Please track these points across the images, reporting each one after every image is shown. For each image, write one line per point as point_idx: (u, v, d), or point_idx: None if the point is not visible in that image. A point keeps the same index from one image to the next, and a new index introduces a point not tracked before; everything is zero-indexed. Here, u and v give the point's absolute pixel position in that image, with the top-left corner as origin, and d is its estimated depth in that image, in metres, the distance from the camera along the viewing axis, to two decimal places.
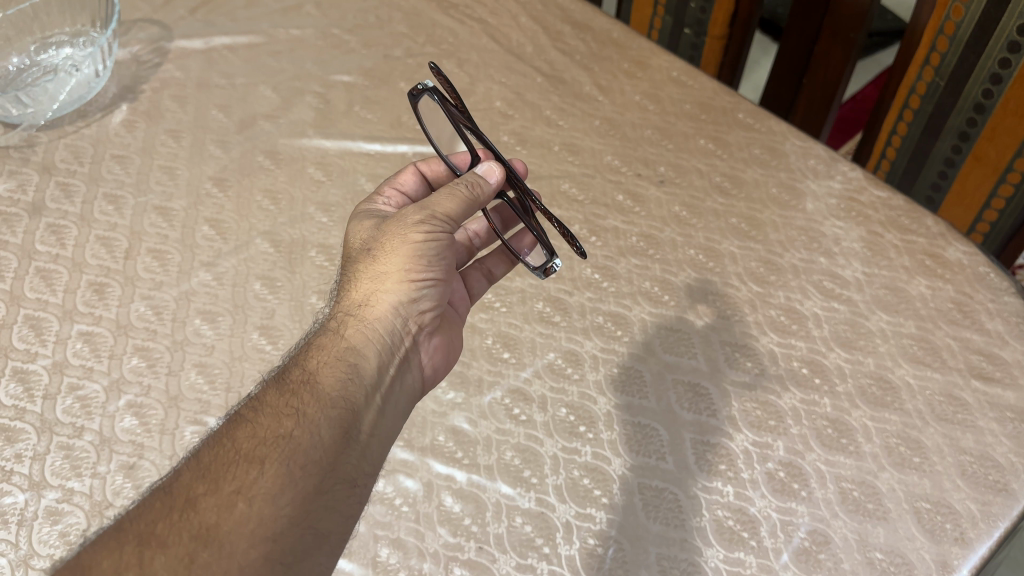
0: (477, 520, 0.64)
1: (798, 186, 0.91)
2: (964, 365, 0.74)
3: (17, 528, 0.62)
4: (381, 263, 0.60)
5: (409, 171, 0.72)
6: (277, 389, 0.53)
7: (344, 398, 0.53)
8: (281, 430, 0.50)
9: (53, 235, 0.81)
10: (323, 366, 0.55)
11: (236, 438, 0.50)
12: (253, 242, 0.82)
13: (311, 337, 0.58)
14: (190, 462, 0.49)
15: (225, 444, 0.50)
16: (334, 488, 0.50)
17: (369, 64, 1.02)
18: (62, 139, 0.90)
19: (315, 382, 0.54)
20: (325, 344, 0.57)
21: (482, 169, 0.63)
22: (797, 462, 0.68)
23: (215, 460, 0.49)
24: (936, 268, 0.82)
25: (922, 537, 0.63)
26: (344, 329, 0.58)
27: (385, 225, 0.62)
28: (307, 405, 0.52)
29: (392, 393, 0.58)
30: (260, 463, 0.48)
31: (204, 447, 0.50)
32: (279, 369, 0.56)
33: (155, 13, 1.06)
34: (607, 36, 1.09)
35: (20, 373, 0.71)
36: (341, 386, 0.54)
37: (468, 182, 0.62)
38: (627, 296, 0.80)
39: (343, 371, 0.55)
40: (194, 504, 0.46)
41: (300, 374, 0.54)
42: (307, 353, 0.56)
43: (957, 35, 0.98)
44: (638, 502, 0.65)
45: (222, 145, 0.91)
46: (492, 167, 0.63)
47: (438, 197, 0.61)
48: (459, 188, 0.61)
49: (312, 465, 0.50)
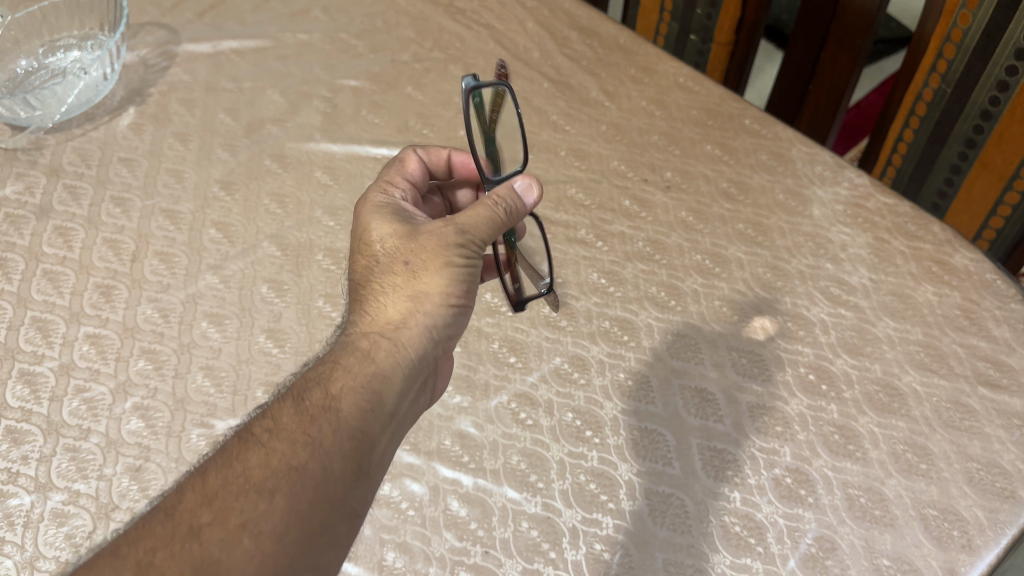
0: (484, 524, 0.64)
1: (804, 192, 0.91)
2: (970, 372, 0.74)
3: (23, 530, 0.62)
4: (420, 282, 0.57)
5: (416, 158, 0.69)
6: (296, 410, 0.51)
7: (362, 430, 0.51)
8: (297, 460, 0.49)
9: (60, 238, 0.81)
10: (346, 391, 0.52)
11: (249, 462, 0.48)
12: (260, 246, 0.82)
13: (336, 354, 0.55)
14: (197, 484, 0.48)
15: (238, 469, 0.48)
16: (337, 522, 0.49)
17: (376, 68, 1.02)
18: (70, 142, 0.91)
19: (336, 408, 0.51)
20: (351, 366, 0.54)
21: (519, 184, 0.59)
22: (803, 468, 0.68)
23: (226, 488, 0.47)
24: (943, 274, 0.82)
25: (929, 543, 0.63)
26: (373, 351, 0.55)
27: (419, 237, 0.58)
28: (324, 436, 0.50)
29: (406, 419, 0.56)
30: (268, 495, 0.47)
31: (214, 466, 0.49)
32: (298, 384, 0.53)
33: (163, 17, 1.06)
34: (613, 42, 1.09)
35: (27, 375, 0.71)
36: (361, 415, 0.52)
37: (509, 205, 0.58)
38: (633, 301, 0.80)
39: (366, 399, 0.53)
40: (199, 535, 0.45)
41: (321, 397, 0.52)
42: (328, 370, 0.54)
43: (964, 42, 0.98)
44: (645, 507, 0.65)
45: (229, 148, 0.92)
46: (532, 185, 0.60)
47: (477, 217, 0.58)
48: (498, 212, 0.58)
49: (323, 502, 0.48)
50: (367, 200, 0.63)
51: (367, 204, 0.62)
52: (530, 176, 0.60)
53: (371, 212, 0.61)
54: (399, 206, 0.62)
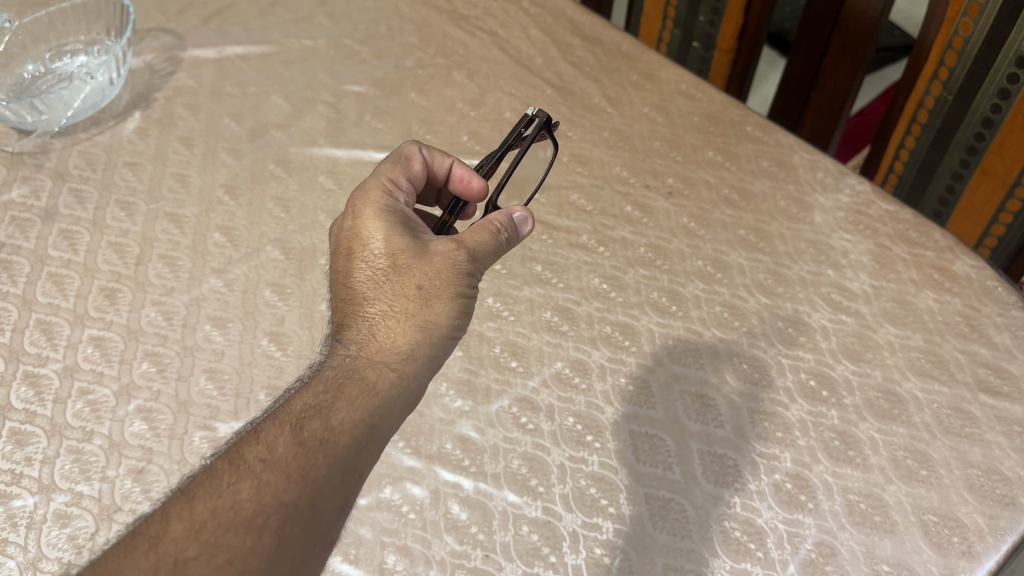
0: (484, 528, 0.64)
1: (806, 199, 0.91)
2: (971, 379, 0.74)
3: (26, 531, 0.63)
4: (430, 311, 0.56)
5: (419, 162, 0.67)
6: (292, 438, 0.50)
7: (353, 465, 0.51)
8: (291, 496, 0.48)
9: (65, 241, 0.82)
10: (344, 423, 0.51)
11: (241, 493, 0.48)
12: (264, 250, 0.82)
13: (337, 377, 0.54)
14: (184, 512, 0.47)
15: (229, 500, 0.48)
16: (320, 558, 0.49)
17: (380, 74, 1.03)
18: (75, 146, 0.91)
19: (333, 442, 0.51)
20: (352, 393, 0.53)
21: (516, 214, 0.62)
22: (803, 473, 0.68)
23: (216, 520, 0.47)
24: (943, 281, 0.82)
25: (929, 550, 0.63)
26: (376, 378, 0.54)
27: (432, 259, 0.57)
28: (319, 473, 0.49)
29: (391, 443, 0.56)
30: (257, 533, 0.47)
31: (202, 494, 0.48)
32: (294, 406, 0.52)
33: (169, 22, 1.07)
34: (616, 49, 1.09)
35: (31, 377, 0.71)
36: (356, 449, 0.51)
37: (509, 234, 0.61)
38: (635, 306, 0.80)
39: (363, 432, 0.52)
40: (184, 569, 0.45)
41: (319, 427, 0.51)
42: (326, 395, 0.53)
43: (965, 50, 0.99)
44: (645, 511, 0.65)
45: (234, 153, 0.92)
46: (529, 216, 0.62)
47: (483, 244, 0.59)
48: (501, 239, 0.61)
49: (313, 539, 0.48)
50: (375, 204, 0.61)
51: (377, 209, 0.61)
52: (526, 208, 0.63)
53: (381, 221, 0.60)
54: (406, 218, 0.61)
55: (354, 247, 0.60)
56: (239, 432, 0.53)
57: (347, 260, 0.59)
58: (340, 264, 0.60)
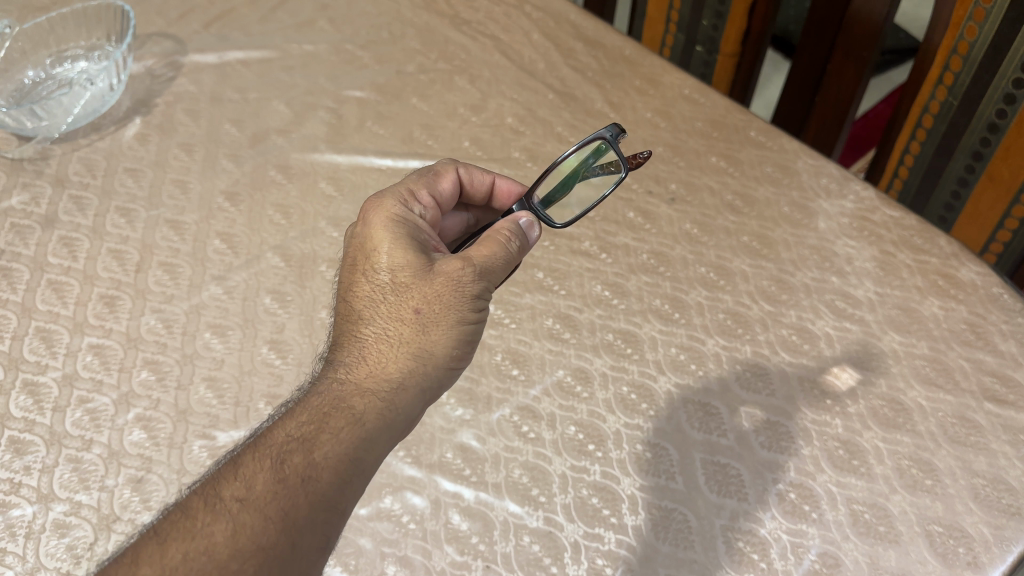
0: (485, 538, 0.64)
1: (809, 205, 0.90)
2: (976, 388, 0.73)
3: (25, 541, 0.62)
4: (427, 338, 0.55)
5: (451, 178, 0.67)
6: (273, 474, 0.50)
7: (335, 502, 0.51)
8: (268, 538, 0.48)
9: (65, 248, 0.81)
10: (328, 458, 0.51)
11: (216, 534, 0.48)
12: (264, 257, 0.82)
13: (325, 406, 0.53)
14: (156, 554, 0.47)
15: (202, 543, 0.47)
16: None
17: (381, 79, 1.02)
18: (75, 152, 0.91)
19: (316, 479, 0.50)
20: (339, 426, 0.52)
21: (524, 222, 0.61)
22: (807, 483, 0.67)
23: (188, 565, 0.46)
24: (948, 288, 0.82)
25: (934, 560, 0.63)
26: (364, 409, 0.53)
27: (434, 281, 0.56)
28: (298, 513, 0.49)
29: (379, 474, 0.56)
30: None
31: (176, 535, 0.48)
32: (279, 438, 0.52)
33: (170, 27, 1.07)
34: (618, 53, 1.09)
35: (30, 385, 0.71)
36: (339, 487, 0.51)
37: (520, 244, 0.61)
38: (637, 314, 0.79)
39: (347, 468, 0.52)
40: None
41: (302, 462, 0.51)
42: (312, 426, 0.52)
43: (971, 55, 0.98)
44: (646, 522, 0.65)
45: (234, 159, 0.92)
46: (537, 227, 0.62)
47: (490, 260, 0.58)
48: (513, 251, 0.59)
49: None
50: (385, 215, 0.60)
51: (386, 220, 0.60)
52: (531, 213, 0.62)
53: (387, 235, 0.59)
54: (415, 234, 0.60)
55: (358, 260, 0.59)
56: (220, 461, 0.52)
57: (350, 275, 0.59)
58: (345, 276, 0.60)
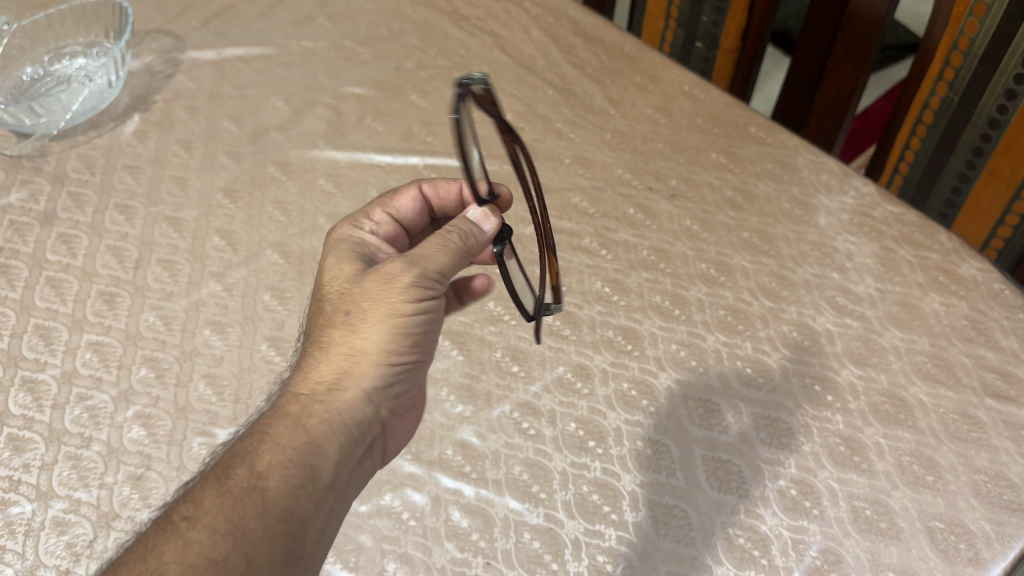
0: (485, 535, 0.63)
1: (810, 201, 0.90)
2: (977, 384, 0.73)
3: (24, 539, 0.62)
4: (360, 337, 0.56)
5: (411, 194, 0.69)
6: (218, 490, 0.50)
7: (292, 507, 0.50)
8: (219, 550, 0.47)
9: (64, 245, 0.81)
10: (275, 466, 0.51)
11: (167, 556, 0.47)
12: (264, 253, 0.82)
13: (270, 423, 0.54)
14: None
15: (153, 563, 0.47)
16: None
17: (381, 76, 1.02)
18: (74, 149, 0.91)
19: (264, 487, 0.50)
20: (283, 436, 0.53)
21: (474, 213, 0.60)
22: (808, 479, 0.67)
23: None
24: (949, 284, 0.81)
25: (936, 557, 0.62)
26: (308, 417, 0.54)
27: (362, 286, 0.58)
28: (249, 520, 0.48)
29: (352, 486, 0.55)
30: None
31: (127, 561, 0.47)
32: (226, 461, 0.52)
33: (168, 24, 1.06)
34: (618, 49, 1.08)
35: (29, 383, 0.71)
36: (293, 492, 0.50)
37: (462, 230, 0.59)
38: (637, 310, 0.79)
39: (298, 473, 0.51)
40: None
41: (247, 474, 0.50)
42: (256, 442, 0.53)
43: (971, 51, 0.98)
44: (646, 518, 0.65)
45: (233, 155, 0.91)
46: (492, 216, 0.60)
47: (429, 249, 0.57)
48: (452, 238, 0.58)
49: None
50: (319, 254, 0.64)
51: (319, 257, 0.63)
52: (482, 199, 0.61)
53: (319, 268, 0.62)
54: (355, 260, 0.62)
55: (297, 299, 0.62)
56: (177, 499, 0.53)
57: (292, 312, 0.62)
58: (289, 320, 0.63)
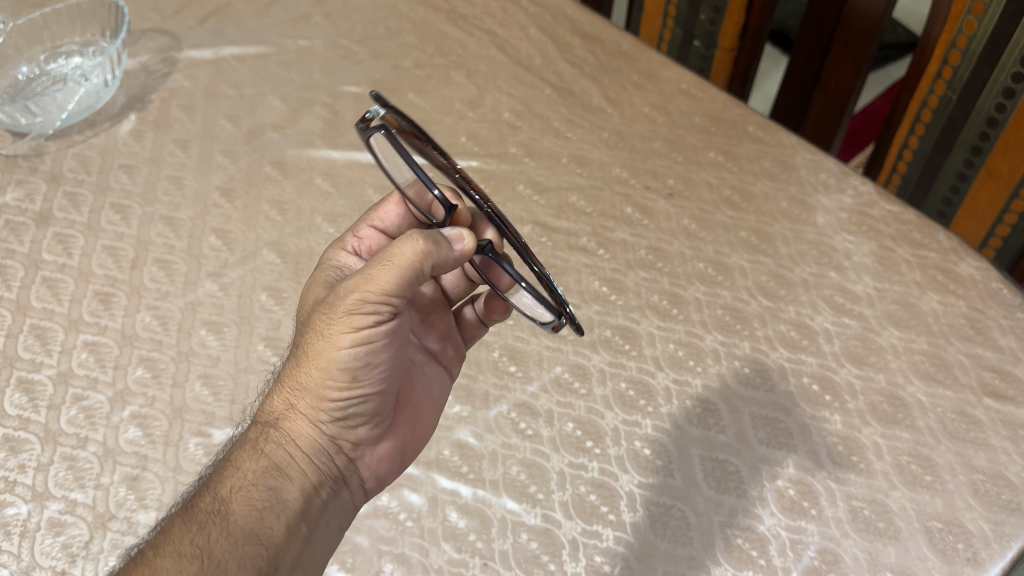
0: (482, 535, 0.63)
1: (808, 200, 0.90)
2: (976, 383, 0.73)
3: (20, 540, 0.62)
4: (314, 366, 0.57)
5: (394, 203, 0.67)
6: (185, 518, 0.52)
7: (257, 531, 0.52)
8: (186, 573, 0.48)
9: (59, 245, 0.81)
10: (239, 495, 0.53)
11: None
12: (260, 253, 0.81)
13: (236, 455, 0.56)
14: None
15: None
16: None
17: (378, 74, 1.02)
18: (70, 149, 0.90)
19: (228, 512, 0.52)
20: (245, 465, 0.55)
21: (450, 232, 0.57)
22: (806, 479, 0.67)
23: None
24: (947, 283, 0.81)
25: (934, 557, 0.62)
26: (270, 448, 0.56)
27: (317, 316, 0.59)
28: (215, 543, 0.50)
29: (323, 512, 0.57)
30: None
31: None
32: (196, 495, 0.54)
33: (165, 23, 1.06)
34: (616, 48, 1.08)
35: (25, 383, 0.71)
36: (256, 517, 0.52)
37: (427, 238, 0.55)
38: (635, 310, 0.79)
39: (259, 500, 0.53)
40: None
41: (211, 503, 0.53)
42: (221, 472, 0.55)
43: (970, 49, 0.98)
44: (644, 519, 0.64)
45: (229, 155, 0.91)
46: (465, 237, 0.57)
47: (378, 268, 0.55)
48: (406, 256, 0.54)
49: None
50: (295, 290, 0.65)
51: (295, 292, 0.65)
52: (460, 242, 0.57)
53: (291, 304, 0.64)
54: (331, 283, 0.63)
55: None
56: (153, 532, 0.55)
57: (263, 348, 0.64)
58: None
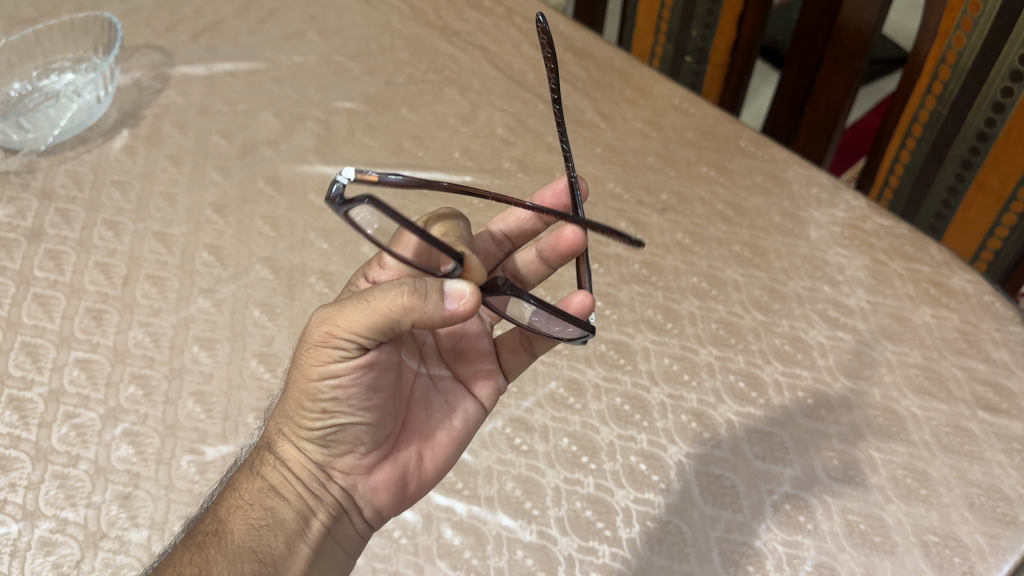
0: (478, 553, 0.63)
1: (800, 214, 0.90)
2: (970, 397, 0.73)
3: (10, 559, 0.61)
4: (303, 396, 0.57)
5: None
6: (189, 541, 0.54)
7: (254, 553, 0.53)
8: None
9: (51, 261, 0.81)
10: (236, 519, 0.55)
11: None
12: (253, 269, 0.81)
13: (238, 481, 0.58)
14: None
15: None
16: None
17: (371, 91, 1.02)
18: (62, 165, 0.90)
19: (224, 532, 0.54)
20: (245, 491, 0.56)
21: (453, 285, 0.51)
22: (802, 494, 0.67)
23: None
24: (939, 296, 0.81)
25: (930, 571, 0.62)
26: (268, 476, 0.57)
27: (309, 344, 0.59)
28: (210, 563, 0.52)
29: (326, 536, 0.57)
30: None
31: None
32: (200, 519, 0.56)
33: (158, 39, 1.06)
34: (608, 64, 1.09)
35: (16, 401, 0.70)
36: (253, 539, 0.54)
37: (411, 285, 0.51)
38: (629, 324, 0.79)
39: (256, 524, 0.54)
40: None
41: (212, 526, 0.54)
42: (222, 500, 0.56)
43: (959, 64, 0.98)
44: (640, 535, 0.64)
45: (222, 170, 0.91)
46: (464, 297, 0.51)
47: (349, 305, 0.52)
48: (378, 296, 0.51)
49: None
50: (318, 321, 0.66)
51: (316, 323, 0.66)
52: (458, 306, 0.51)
53: None
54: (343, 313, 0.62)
55: None
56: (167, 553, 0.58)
57: None
58: None
